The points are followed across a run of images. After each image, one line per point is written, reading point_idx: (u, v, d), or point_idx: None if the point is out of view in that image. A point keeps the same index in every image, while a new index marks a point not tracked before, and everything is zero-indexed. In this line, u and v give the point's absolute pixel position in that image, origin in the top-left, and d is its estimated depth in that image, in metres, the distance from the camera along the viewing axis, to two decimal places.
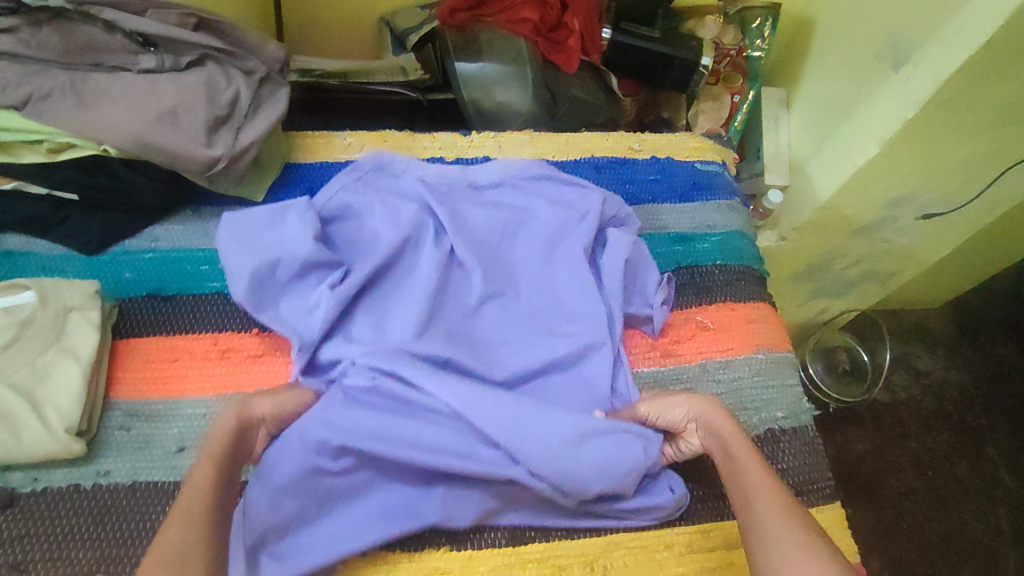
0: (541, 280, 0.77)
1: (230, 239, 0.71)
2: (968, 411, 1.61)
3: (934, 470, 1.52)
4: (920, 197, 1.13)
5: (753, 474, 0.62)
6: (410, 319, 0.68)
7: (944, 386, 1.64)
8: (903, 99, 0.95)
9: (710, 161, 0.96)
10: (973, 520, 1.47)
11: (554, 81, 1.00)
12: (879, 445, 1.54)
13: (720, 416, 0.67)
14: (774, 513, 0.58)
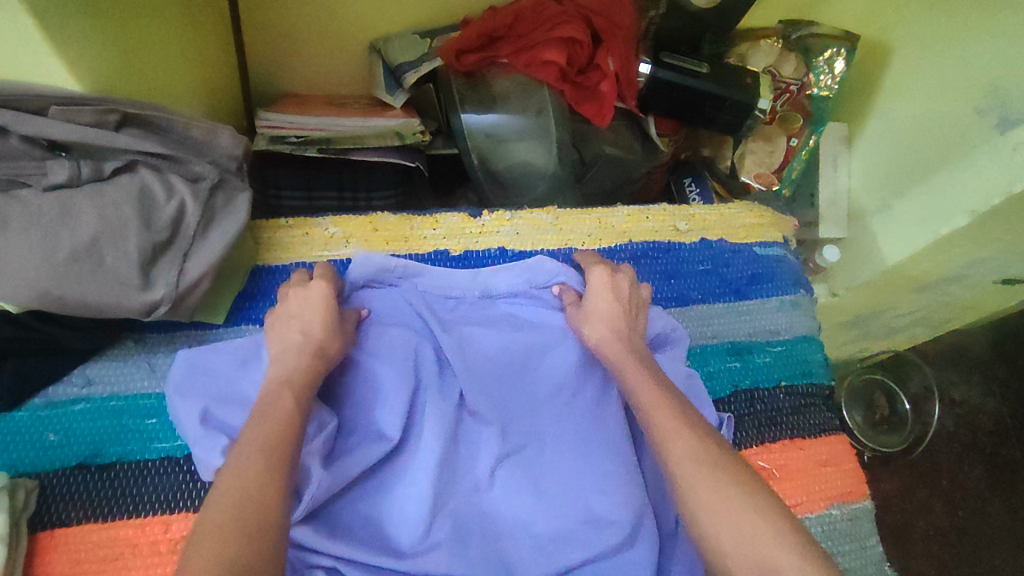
0: (573, 428, 0.61)
1: (191, 377, 0.56)
2: (1004, 444, 1.48)
3: (966, 510, 1.40)
4: (1002, 261, 0.97)
5: (644, 393, 0.55)
6: (417, 518, 0.55)
7: (980, 416, 1.51)
8: (1009, 168, 0.78)
9: (769, 241, 0.79)
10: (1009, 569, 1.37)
11: (584, 140, 0.83)
12: (909, 483, 1.42)
13: (614, 349, 0.60)
14: (665, 428, 0.51)
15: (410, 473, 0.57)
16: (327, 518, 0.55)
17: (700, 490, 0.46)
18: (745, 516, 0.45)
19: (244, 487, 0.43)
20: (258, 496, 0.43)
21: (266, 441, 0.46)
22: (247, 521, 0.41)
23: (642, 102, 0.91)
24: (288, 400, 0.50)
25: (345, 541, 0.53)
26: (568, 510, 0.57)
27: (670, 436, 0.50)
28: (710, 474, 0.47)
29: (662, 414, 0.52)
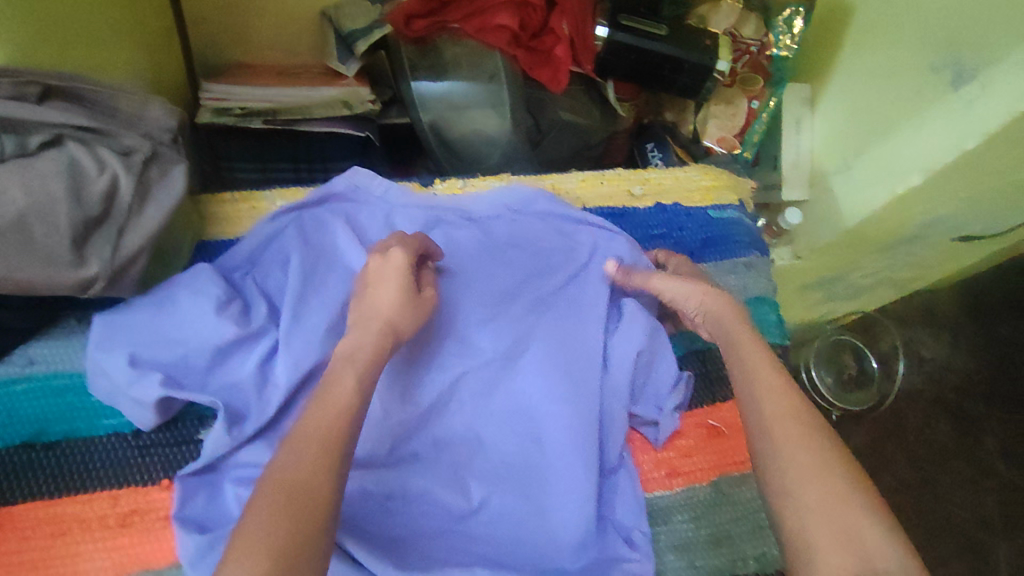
0: (538, 354, 0.64)
1: (110, 330, 0.57)
2: (969, 399, 1.53)
3: (929, 462, 1.46)
4: (958, 220, 0.99)
5: (747, 347, 0.56)
6: (369, 440, 0.58)
7: (948, 373, 1.55)
8: (963, 127, 0.77)
9: (725, 204, 0.79)
10: (966, 515, 1.42)
11: (540, 107, 0.81)
12: (877, 439, 1.47)
13: (725, 308, 0.61)
14: (769, 386, 0.52)
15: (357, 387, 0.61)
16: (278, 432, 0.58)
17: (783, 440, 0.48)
18: (827, 485, 0.45)
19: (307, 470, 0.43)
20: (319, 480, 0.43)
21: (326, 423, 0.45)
22: (298, 506, 0.41)
23: (601, 68, 0.90)
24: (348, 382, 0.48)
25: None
26: (515, 432, 0.62)
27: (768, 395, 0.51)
28: (802, 436, 0.48)
29: (765, 372, 0.53)
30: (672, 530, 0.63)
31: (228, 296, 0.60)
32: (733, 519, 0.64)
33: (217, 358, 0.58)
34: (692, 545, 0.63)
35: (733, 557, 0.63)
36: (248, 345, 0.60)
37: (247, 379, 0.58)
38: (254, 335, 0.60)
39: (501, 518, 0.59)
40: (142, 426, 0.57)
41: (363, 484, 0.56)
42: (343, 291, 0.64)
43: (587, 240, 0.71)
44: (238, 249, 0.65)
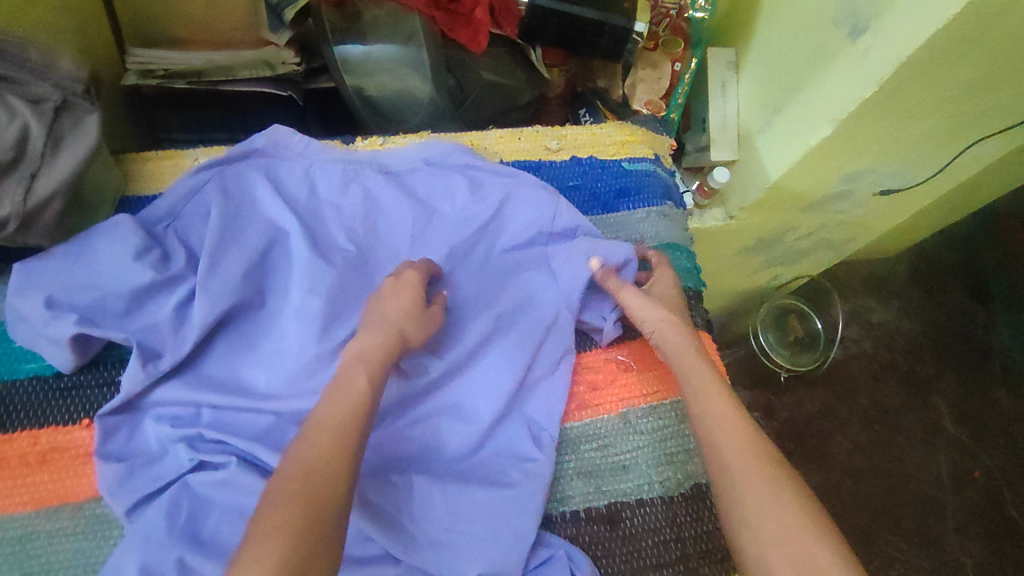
0: (461, 304, 0.70)
1: (28, 276, 0.59)
2: (917, 361, 1.58)
3: (881, 424, 1.51)
4: (876, 173, 1.03)
5: (695, 375, 0.62)
6: (286, 372, 0.62)
7: (896, 337, 1.61)
8: (862, 74, 0.81)
9: (639, 156, 0.83)
10: (916, 472, 1.47)
11: (461, 67, 0.85)
12: (829, 402, 1.52)
13: (670, 332, 0.66)
14: (718, 419, 0.57)
15: (275, 329, 0.64)
16: (197, 371, 0.62)
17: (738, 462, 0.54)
18: (778, 501, 0.51)
19: (307, 475, 0.47)
20: (324, 484, 0.47)
21: (335, 433, 0.50)
22: (313, 504, 0.45)
23: (527, 32, 0.93)
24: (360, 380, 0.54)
25: (209, 389, 0.61)
26: (431, 367, 0.65)
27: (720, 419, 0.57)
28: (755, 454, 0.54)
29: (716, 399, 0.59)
30: (581, 457, 0.67)
31: (146, 245, 0.63)
32: (639, 448, 0.68)
33: (135, 301, 0.61)
34: (599, 471, 0.67)
35: (638, 481, 0.67)
36: (167, 290, 0.62)
37: (163, 318, 0.61)
38: (172, 279, 0.63)
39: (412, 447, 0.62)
40: (62, 367, 0.59)
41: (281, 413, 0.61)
42: (266, 242, 0.67)
43: (502, 188, 0.73)
44: (159, 203, 0.67)
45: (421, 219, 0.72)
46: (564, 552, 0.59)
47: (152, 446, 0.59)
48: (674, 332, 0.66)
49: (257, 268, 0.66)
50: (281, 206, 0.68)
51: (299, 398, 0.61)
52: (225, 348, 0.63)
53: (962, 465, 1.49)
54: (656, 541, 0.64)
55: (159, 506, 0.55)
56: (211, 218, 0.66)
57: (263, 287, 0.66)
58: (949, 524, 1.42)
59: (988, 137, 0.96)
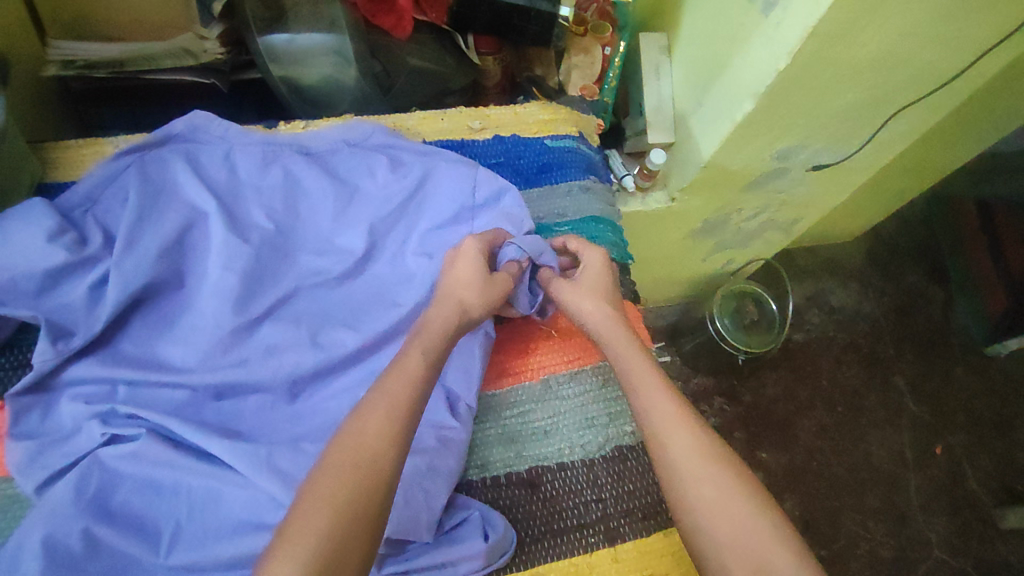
0: (383, 282, 0.71)
1: None
2: (878, 342, 1.60)
3: (845, 405, 1.52)
4: (807, 147, 1.05)
5: (650, 387, 0.60)
6: (202, 347, 0.63)
7: (857, 319, 1.62)
8: (774, 47, 0.82)
9: (562, 134, 0.86)
10: (880, 451, 1.48)
11: (386, 51, 0.88)
12: (792, 385, 1.53)
13: (621, 345, 0.64)
14: (674, 437, 0.55)
15: (194, 309, 0.65)
16: (114, 350, 0.63)
17: (695, 472, 0.53)
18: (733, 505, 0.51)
19: (356, 456, 0.49)
20: (377, 460, 0.49)
21: (394, 404, 0.53)
22: (362, 484, 0.48)
23: (457, 21, 0.90)
24: (417, 359, 0.57)
25: (123, 365, 0.61)
26: (349, 340, 0.66)
27: (676, 434, 0.55)
28: (719, 467, 0.53)
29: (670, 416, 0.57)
30: (501, 424, 0.69)
31: (61, 227, 0.63)
32: (558, 413, 0.70)
33: (48, 281, 0.61)
34: (519, 437, 0.68)
35: (559, 446, 0.68)
36: (82, 270, 0.63)
37: (77, 298, 0.62)
38: (86, 259, 0.63)
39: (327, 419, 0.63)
40: None
41: (197, 387, 0.61)
42: (184, 224, 0.67)
43: (422, 167, 0.75)
44: (77, 188, 0.67)
45: (341, 198, 0.73)
46: (478, 513, 0.61)
47: (63, 422, 0.59)
48: (625, 344, 0.64)
49: (175, 248, 0.66)
50: (199, 187, 0.69)
51: (213, 371, 0.62)
52: (142, 329, 0.64)
53: (923, 441, 1.50)
54: (576, 502, 0.65)
55: (67, 481, 0.55)
56: (129, 200, 0.66)
57: (181, 266, 0.67)
58: (913, 502, 1.43)
59: (911, 109, 0.98)
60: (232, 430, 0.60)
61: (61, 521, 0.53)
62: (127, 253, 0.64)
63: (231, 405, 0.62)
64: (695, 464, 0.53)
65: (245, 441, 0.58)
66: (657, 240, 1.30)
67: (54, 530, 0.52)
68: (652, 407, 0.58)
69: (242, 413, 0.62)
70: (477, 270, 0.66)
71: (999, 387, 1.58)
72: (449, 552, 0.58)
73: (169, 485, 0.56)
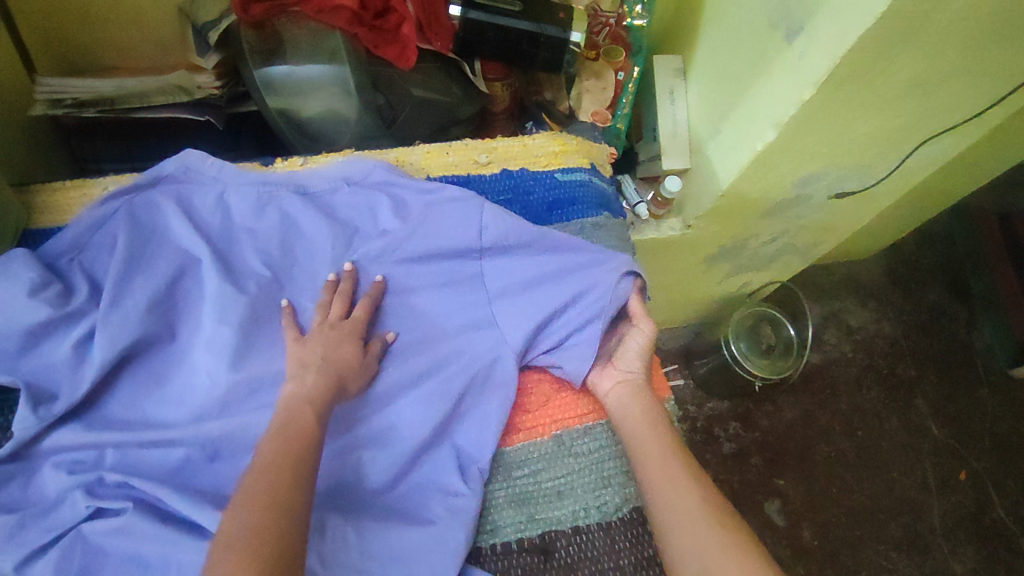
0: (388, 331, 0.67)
1: None
2: (899, 364, 1.54)
3: (865, 431, 1.46)
4: (830, 174, 1.00)
5: (664, 462, 0.61)
6: (196, 407, 0.60)
7: (876, 340, 1.57)
8: (799, 77, 0.78)
9: (573, 166, 0.82)
10: (903, 478, 1.42)
11: (388, 84, 0.83)
12: (810, 411, 1.47)
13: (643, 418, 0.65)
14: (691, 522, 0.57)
15: (186, 365, 0.61)
16: (100, 410, 0.59)
17: (695, 519, 0.57)
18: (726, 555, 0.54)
19: (281, 494, 0.49)
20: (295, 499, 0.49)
21: (285, 456, 0.52)
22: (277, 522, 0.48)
23: (463, 47, 0.85)
24: (308, 408, 0.56)
25: (111, 429, 0.58)
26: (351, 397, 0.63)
27: (685, 506, 0.58)
28: (736, 551, 0.54)
29: (689, 499, 0.58)
30: (512, 484, 0.64)
31: (45, 281, 0.59)
32: (573, 472, 0.65)
33: (31, 340, 0.58)
34: (532, 498, 0.64)
35: (573, 507, 0.64)
36: (68, 325, 0.60)
37: (60, 358, 0.58)
38: (71, 315, 0.60)
39: (328, 484, 0.59)
40: None
41: (191, 446, 0.58)
42: (177, 274, 0.64)
43: (428, 210, 0.71)
44: (63, 235, 0.63)
45: (342, 242, 0.69)
46: None
47: (45, 491, 0.55)
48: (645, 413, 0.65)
49: (169, 300, 0.63)
50: (193, 234, 0.65)
51: (207, 431, 0.58)
52: (130, 387, 0.60)
53: (949, 470, 1.44)
54: (593, 571, 0.61)
55: (49, 558, 0.52)
56: (117, 250, 0.63)
57: (173, 318, 0.63)
58: (939, 534, 1.37)
59: (939, 137, 0.94)
60: (227, 497, 0.57)
61: None
62: (116, 308, 0.60)
63: (225, 472, 0.58)
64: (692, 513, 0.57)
65: None
66: (670, 264, 1.25)
67: None
68: (667, 481, 0.60)
69: (236, 479, 0.58)
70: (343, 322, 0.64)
71: None
72: None
73: (158, 565, 0.52)
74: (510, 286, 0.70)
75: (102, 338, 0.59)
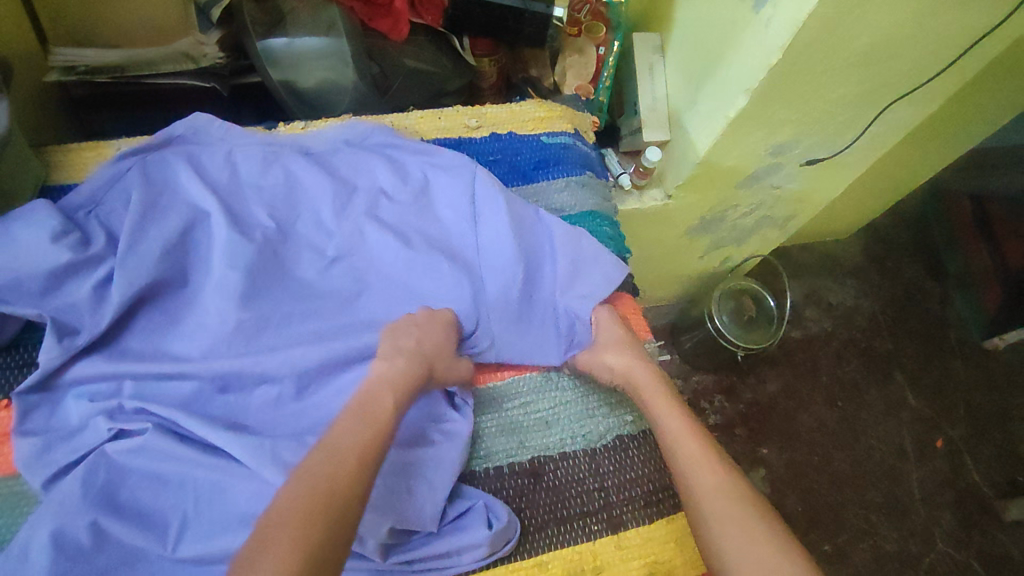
0: (387, 277, 0.72)
1: None
2: (877, 338, 1.61)
3: (845, 401, 1.52)
4: (801, 142, 1.06)
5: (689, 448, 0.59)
6: (208, 343, 0.64)
7: (854, 316, 1.63)
8: (766, 43, 0.84)
9: (558, 131, 0.87)
10: (881, 445, 1.48)
11: (382, 54, 0.89)
12: (792, 382, 1.53)
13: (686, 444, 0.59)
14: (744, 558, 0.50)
15: (196, 306, 0.66)
16: (119, 347, 0.63)
17: (720, 506, 0.53)
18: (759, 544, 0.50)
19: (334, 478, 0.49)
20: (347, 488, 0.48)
21: (357, 444, 0.52)
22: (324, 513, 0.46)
23: (453, 24, 0.91)
24: (388, 401, 0.57)
25: (130, 361, 0.62)
26: (351, 334, 0.67)
27: (713, 494, 0.54)
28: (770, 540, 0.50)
29: (713, 483, 0.55)
30: (501, 414, 0.69)
31: (65, 228, 0.63)
32: (560, 404, 0.71)
33: (53, 281, 0.62)
34: (521, 427, 0.69)
35: (559, 435, 0.69)
36: (87, 269, 0.63)
37: (80, 297, 0.62)
38: (90, 259, 0.64)
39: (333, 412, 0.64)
40: None
41: (203, 378, 0.62)
42: (188, 224, 0.68)
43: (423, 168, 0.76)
44: (80, 190, 0.67)
45: (341, 197, 0.73)
46: (479, 503, 0.61)
47: (70, 420, 0.59)
48: (685, 440, 0.59)
49: (182, 247, 0.67)
50: (203, 188, 0.69)
51: (219, 362, 0.62)
52: (147, 325, 0.65)
53: (924, 435, 1.50)
54: (578, 490, 0.66)
55: (74, 475, 0.56)
56: (132, 201, 0.67)
57: (185, 264, 0.67)
58: (916, 496, 1.43)
59: (900, 104, 1.00)
60: (240, 424, 0.61)
61: (69, 512, 0.53)
62: (133, 253, 0.65)
63: (237, 402, 0.62)
64: (718, 500, 0.54)
65: (250, 434, 0.59)
66: (654, 237, 1.31)
67: (65, 520, 0.53)
68: (692, 467, 0.57)
69: (247, 409, 0.62)
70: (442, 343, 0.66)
71: (1001, 379, 1.58)
72: (452, 541, 0.59)
73: (177, 479, 0.57)
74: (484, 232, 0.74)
75: (120, 279, 0.63)
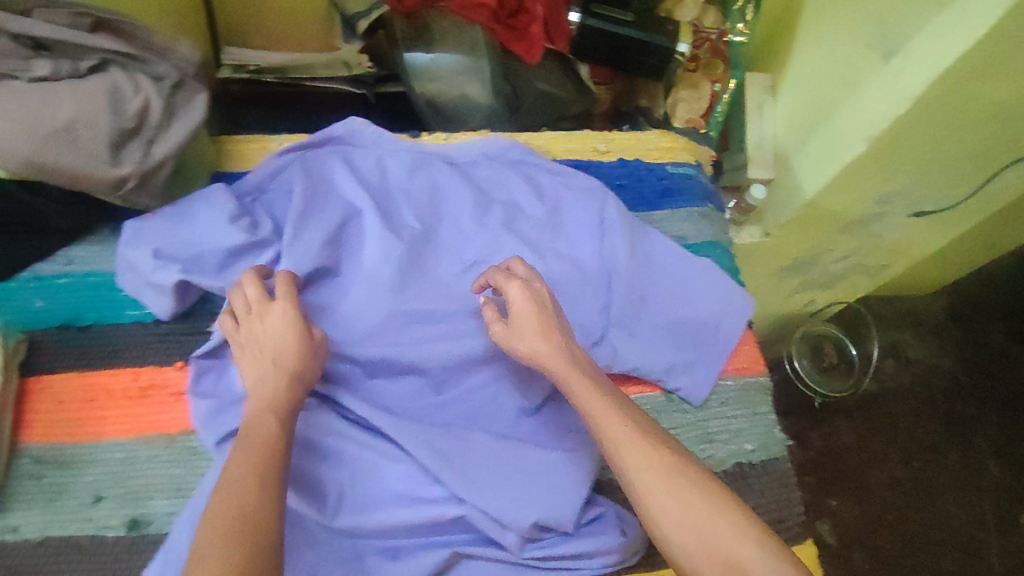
0: None
1: (134, 235, 0.67)
2: (958, 400, 1.55)
3: (921, 461, 1.47)
4: (912, 193, 1.05)
5: (617, 433, 0.53)
6: (360, 330, 0.67)
7: (935, 375, 1.57)
8: (895, 92, 0.85)
9: (683, 161, 0.89)
10: (960, 513, 1.42)
11: (516, 75, 0.93)
12: (865, 436, 1.48)
13: (615, 426, 0.53)
14: (688, 529, 0.48)
15: (344, 292, 0.70)
16: None
17: (658, 493, 0.49)
18: (707, 521, 0.48)
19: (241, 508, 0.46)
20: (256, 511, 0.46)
21: (255, 462, 0.49)
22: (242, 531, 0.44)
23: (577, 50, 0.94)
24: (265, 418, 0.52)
25: None
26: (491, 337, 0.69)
27: (651, 481, 0.50)
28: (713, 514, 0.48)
29: (653, 469, 0.50)
30: None
31: (239, 212, 0.68)
32: (681, 425, 0.72)
33: (227, 260, 0.67)
34: None
35: None
36: (255, 251, 0.68)
37: None
38: (259, 241, 0.68)
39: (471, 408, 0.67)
40: (161, 314, 0.66)
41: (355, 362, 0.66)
42: (343, 220, 0.72)
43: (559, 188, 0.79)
44: (250, 178, 0.73)
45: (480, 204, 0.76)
46: (612, 509, 0.63)
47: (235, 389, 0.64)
48: (611, 417, 0.54)
49: (341, 239, 0.71)
50: (355, 185, 0.73)
51: (371, 348, 0.66)
52: (303, 306, 0.69)
53: (1006, 505, 1.43)
54: None
55: None
56: (295, 191, 0.71)
57: (339, 254, 0.71)
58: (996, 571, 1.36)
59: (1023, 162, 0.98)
60: (387, 409, 0.65)
61: None
62: (295, 239, 0.69)
63: (384, 390, 0.66)
64: (655, 484, 0.50)
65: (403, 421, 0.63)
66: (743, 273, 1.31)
67: None
68: (628, 457, 0.51)
69: (394, 395, 0.66)
70: (282, 330, 0.58)
71: None
72: (588, 545, 0.60)
73: (335, 456, 0.60)
74: (613, 253, 0.75)
75: (284, 262, 0.67)
